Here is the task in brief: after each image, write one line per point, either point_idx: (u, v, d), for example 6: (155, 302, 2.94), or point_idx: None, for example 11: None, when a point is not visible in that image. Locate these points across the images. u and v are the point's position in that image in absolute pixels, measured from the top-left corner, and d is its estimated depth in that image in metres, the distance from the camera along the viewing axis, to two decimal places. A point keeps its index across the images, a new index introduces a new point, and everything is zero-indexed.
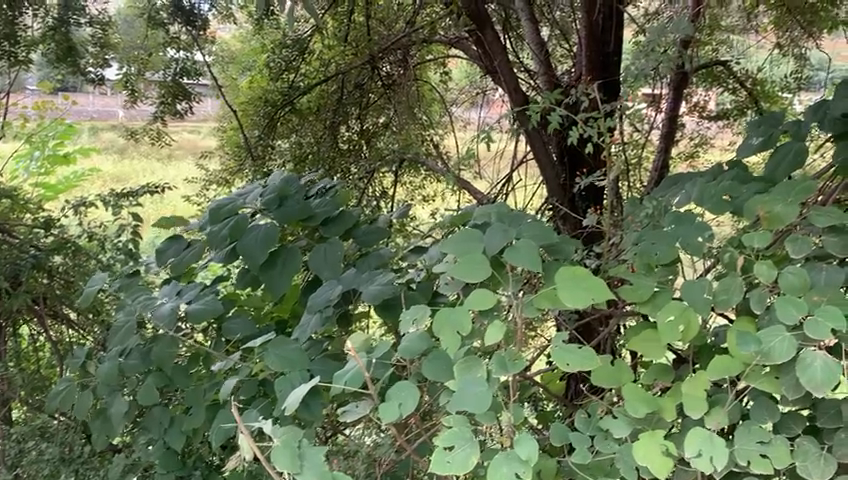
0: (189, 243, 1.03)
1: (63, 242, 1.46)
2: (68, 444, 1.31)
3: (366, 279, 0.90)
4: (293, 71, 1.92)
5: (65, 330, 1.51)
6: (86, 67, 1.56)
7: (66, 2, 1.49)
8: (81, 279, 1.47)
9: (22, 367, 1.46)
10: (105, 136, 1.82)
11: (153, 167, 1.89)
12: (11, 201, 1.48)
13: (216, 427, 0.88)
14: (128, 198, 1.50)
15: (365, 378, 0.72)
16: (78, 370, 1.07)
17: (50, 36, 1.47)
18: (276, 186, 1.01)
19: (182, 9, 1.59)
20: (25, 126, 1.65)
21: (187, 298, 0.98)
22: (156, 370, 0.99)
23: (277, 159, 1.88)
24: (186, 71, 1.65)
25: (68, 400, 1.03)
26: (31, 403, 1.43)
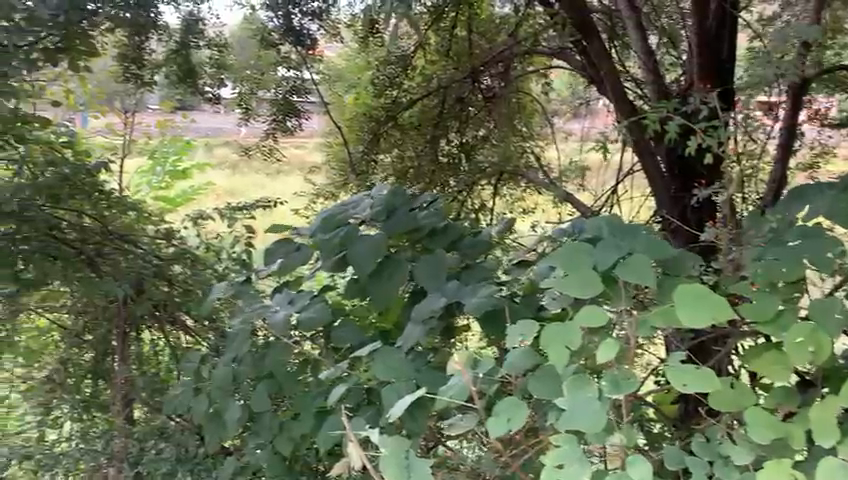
0: (299, 245, 1.06)
1: (183, 251, 1.55)
2: (183, 445, 1.41)
3: (468, 291, 0.90)
4: (396, 88, 1.93)
5: (181, 336, 1.58)
6: (203, 87, 1.63)
7: (188, 26, 1.50)
8: (199, 287, 1.53)
9: (143, 370, 1.54)
10: (219, 152, 1.88)
11: (264, 182, 1.90)
12: (136, 213, 1.55)
13: (324, 434, 0.90)
14: (240, 211, 1.61)
15: (471, 392, 0.72)
16: (194, 374, 1.11)
17: (172, 59, 1.53)
18: (383, 197, 1.04)
19: (292, 29, 1.55)
20: (149, 143, 1.84)
21: (298, 306, 1.01)
22: (266, 376, 1.02)
23: (380, 174, 1.94)
24: (296, 89, 1.72)
25: (184, 403, 1.08)
26: (151, 404, 1.51)
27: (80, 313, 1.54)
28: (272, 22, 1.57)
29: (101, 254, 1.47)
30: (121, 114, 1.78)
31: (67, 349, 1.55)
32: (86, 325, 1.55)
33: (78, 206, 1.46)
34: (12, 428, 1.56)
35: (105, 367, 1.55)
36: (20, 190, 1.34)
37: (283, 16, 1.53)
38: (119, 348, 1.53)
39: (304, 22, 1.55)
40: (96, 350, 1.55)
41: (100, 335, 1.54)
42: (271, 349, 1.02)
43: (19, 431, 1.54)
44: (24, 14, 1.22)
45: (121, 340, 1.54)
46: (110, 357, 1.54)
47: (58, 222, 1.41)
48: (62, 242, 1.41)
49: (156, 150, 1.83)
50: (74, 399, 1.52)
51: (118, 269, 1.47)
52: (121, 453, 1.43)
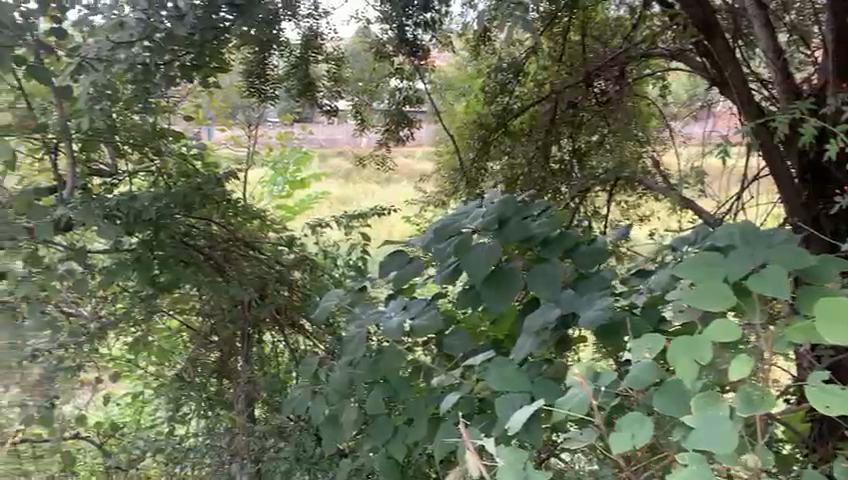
0: (411, 259, 1.08)
1: (303, 257, 1.64)
2: (301, 445, 1.47)
3: (585, 302, 0.89)
4: (508, 93, 1.91)
5: (300, 339, 1.65)
6: (320, 99, 1.70)
7: (307, 41, 1.62)
8: (317, 293, 1.61)
9: (264, 370, 1.62)
10: (332, 162, 1.95)
11: (373, 190, 1.96)
12: (260, 221, 1.62)
13: (439, 441, 0.90)
14: (358, 220, 1.70)
15: (592, 405, 0.68)
16: (311, 376, 1.15)
17: (292, 73, 1.63)
18: (496, 205, 1.02)
19: (406, 41, 1.63)
20: (270, 155, 1.87)
21: (410, 313, 1.02)
22: (381, 380, 1.04)
23: (489, 181, 1.94)
24: (408, 99, 1.78)
25: (302, 403, 1.11)
26: (271, 402, 1.60)
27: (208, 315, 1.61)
28: (386, 35, 1.65)
29: (228, 260, 1.55)
30: (245, 127, 1.82)
31: (196, 347, 1.63)
32: (214, 325, 1.61)
33: (208, 214, 1.52)
34: (145, 422, 1.67)
35: (230, 367, 1.63)
36: (159, 198, 1.35)
37: (396, 29, 1.62)
38: (242, 349, 1.62)
39: (416, 32, 1.63)
40: (221, 350, 1.63)
41: (226, 336, 1.62)
42: (386, 354, 1.03)
43: (152, 426, 1.64)
44: (164, 33, 1.29)
45: (245, 340, 1.62)
46: (235, 357, 1.63)
47: (189, 226, 1.48)
48: (194, 249, 1.48)
49: (276, 163, 1.86)
50: (199, 397, 1.61)
51: (243, 274, 1.55)
52: (245, 450, 1.51)
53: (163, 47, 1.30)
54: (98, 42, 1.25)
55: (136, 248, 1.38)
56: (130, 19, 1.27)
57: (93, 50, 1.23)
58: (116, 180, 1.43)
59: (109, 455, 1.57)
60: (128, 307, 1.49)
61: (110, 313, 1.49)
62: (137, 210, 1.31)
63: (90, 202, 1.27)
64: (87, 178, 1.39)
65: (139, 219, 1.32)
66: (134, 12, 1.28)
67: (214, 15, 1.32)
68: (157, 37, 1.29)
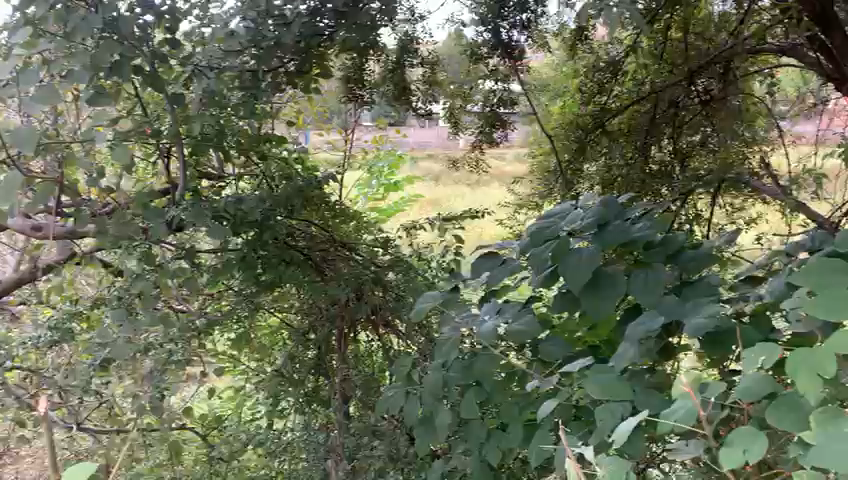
0: (505, 260, 1.06)
1: (398, 259, 1.62)
2: (394, 444, 1.49)
3: (690, 310, 0.85)
4: (607, 93, 1.88)
5: (394, 339, 1.67)
6: (416, 104, 1.74)
7: (403, 46, 1.65)
8: (411, 296, 1.58)
9: (359, 368, 1.67)
10: (423, 165, 1.99)
11: (464, 192, 1.98)
12: (356, 222, 1.66)
13: (535, 448, 0.89)
14: (451, 222, 1.71)
15: (701, 416, 0.65)
16: (405, 377, 1.15)
17: (389, 78, 1.66)
18: (596, 209, 0.99)
19: (501, 42, 1.65)
20: (366, 157, 1.91)
21: (506, 317, 1.01)
22: (476, 384, 1.03)
23: (585, 184, 1.89)
24: (503, 100, 1.76)
25: (396, 403, 1.12)
26: (365, 402, 1.61)
27: (306, 313, 1.65)
28: (481, 37, 1.65)
29: (326, 260, 1.60)
30: (342, 131, 1.87)
31: (295, 344, 1.67)
32: (314, 323, 1.65)
33: (309, 215, 1.58)
34: (246, 415, 1.73)
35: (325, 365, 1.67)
36: (264, 200, 1.41)
37: (492, 31, 1.63)
38: (338, 347, 1.66)
39: (512, 33, 1.65)
40: (317, 349, 1.66)
41: (322, 334, 1.64)
42: (481, 357, 1.03)
43: (252, 419, 1.71)
44: (271, 43, 1.33)
45: (340, 339, 1.67)
46: (331, 356, 1.66)
47: (293, 227, 1.54)
48: (293, 248, 1.53)
49: (372, 165, 1.89)
50: (297, 394, 1.64)
51: (340, 274, 1.58)
52: (340, 448, 1.56)
53: (270, 53, 1.33)
54: (209, 48, 1.31)
55: (242, 247, 1.42)
56: (240, 27, 1.33)
57: (206, 59, 1.30)
58: (223, 182, 1.51)
59: (212, 447, 1.64)
60: (232, 305, 1.54)
61: (215, 311, 1.54)
62: (243, 213, 1.36)
63: (201, 204, 1.32)
64: (197, 181, 1.46)
65: (244, 222, 1.37)
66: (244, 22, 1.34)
67: (317, 22, 1.42)
68: (265, 44, 1.32)
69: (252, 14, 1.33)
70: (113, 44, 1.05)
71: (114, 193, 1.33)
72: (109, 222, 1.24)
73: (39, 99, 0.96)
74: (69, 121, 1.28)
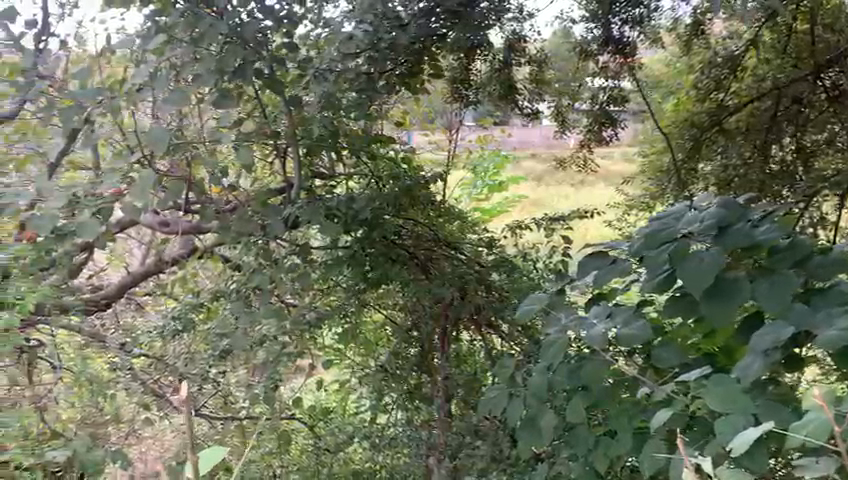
0: (614, 261, 1.03)
1: (503, 259, 1.62)
2: (497, 445, 1.49)
3: (822, 320, 0.79)
4: (723, 90, 1.82)
5: (497, 339, 1.67)
6: (522, 104, 1.74)
7: (510, 45, 1.64)
8: (516, 296, 1.58)
9: (461, 368, 1.67)
10: (525, 165, 1.93)
11: (568, 192, 1.94)
12: (460, 222, 1.68)
13: (648, 457, 0.86)
14: (557, 222, 1.71)
15: (836, 431, 0.60)
16: (508, 378, 1.13)
17: (495, 78, 1.67)
18: (715, 211, 0.95)
19: (612, 39, 1.63)
20: (470, 157, 1.84)
21: (617, 321, 0.97)
22: (582, 388, 1.01)
23: (700, 184, 1.84)
24: (614, 98, 1.75)
25: (499, 403, 1.10)
26: (468, 400, 1.63)
27: (410, 312, 1.67)
28: (592, 33, 1.65)
29: (430, 259, 1.61)
30: (446, 130, 1.82)
31: (397, 342, 1.70)
32: (416, 321, 1.67)
33: (414, 215, 1.59)
34: (350, 409, 1.76)
35: (429, 362, 1.69)
36: (372, 199, 1.42)
37: (602, 27, 1.62)
38: (440, 347, 1.67)
39: (623, 29, 1.62)
40: (421, 345, 1.68)
41: (425, 331, 1.66)
42: (589, 360, 0.99)
43: (356, 412, 1.74)
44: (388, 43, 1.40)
45: (444, 339, 1.66)
46: (434, 354, 1.68)
47: (399, 225, 1.57)
48: (400, 247, 1.55)
49: (476, 165, 1.82)
50: (401, 388, 1.68)
51: (444, 274, 1.58)
52: (443, 446, 1.58)
53: (385, 53, 1.40)
54: (328, 52, 1.37)
55: (352, 245, 1.48)
56: (359, 31, 1.37)
57: (325, 62, 1.36)
58: (335, 180, 1.54)
59: (318, 438, 1.70)
60: (341, 301, 1.59)
61: (323, 306, 1.58)
62: (354, 211, 1.39)
63: (314, 204, 1.36)
64: (310, 180, 1.50)
65: (355, 220, 1.40)
66: (362, 25, 1.38)
67: (430, 23, 1.46)
68: (382, 47, 1.38)
69: (370, 17, 1.37)
70: (237, 47, 1.11)
71: (235, 191, 1.40)
72: (231, 218, 1.31)
73: (173, 102, 1.02)
74: (192, 123, 1.37)
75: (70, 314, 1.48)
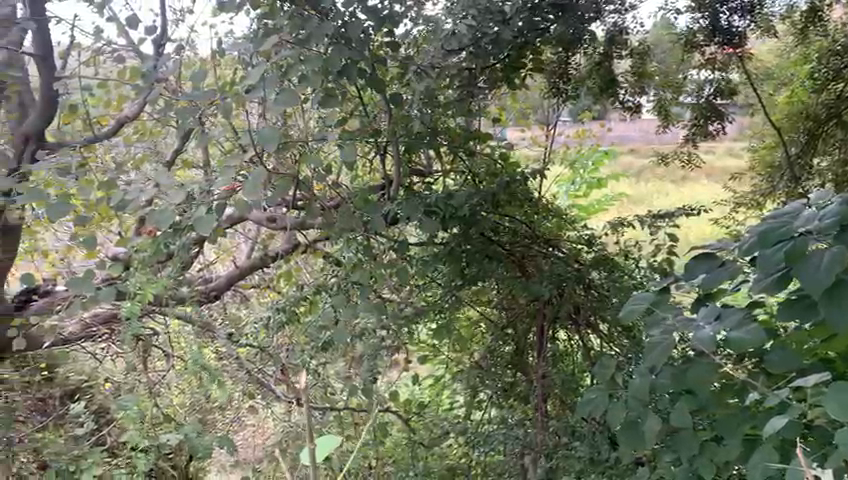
0: (723, 261, 0.99)
1: (604, 257, 1.60)
2: (596, 448, 1.45)
3: None
4: (843, 80, 1.72)
5: (595, 337, 1.64)
6: (624, 97, 1.68)
7: (611, 38, 1.59)
8: (616, 295, 1.56)
9: (559, 367, 1.63)
10: (624, 160, 1.85)
11: (666, 190, 1.88)
12: (558, 219, 1.64)
13: (760, 466, 0.82)
14: (662, 219, 1.65)
15: None
16: (608, 380, 1.09)
17: (595, 71, 1.62)
18: (836, 208, 0.89)
19: (719, 28, 1.58)
20: (568, 153, 1.77)
21: (726, 324, 0.93)
22: (687, 391, 0.96)
23: (815, 179, 1.84)
24: (720, 91, 1.70)
25: (599, 406, 1.05)
26: (565, 400, 1.60)
27: (505, 309, 1.67)
28: (698, 23, 1.60)
29: (528, 256, 1.59)
30: (543, 126, 1.79)
31: (493, 339, 1.70)
32: (512, 318, 1.67)
33: (511, 212, 1.58)
34: (445, 405, 1.77)
35: (525, 360, 1.68)
36: (471, 196, 1.42)
37: (709, 17, 1.58)
38: (537, 343, 1.66)
39: (731, 19, 1.58)
40: (515, 343, 1.69)
41: (521, 330, 1.67)
42: (695, 363, 0.95)
43: (450, 408, 1.75)
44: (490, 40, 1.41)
45: (540, 337, 1.64)
46: (528, 352, 1.68)
47: (498, 221, 1.55)
48: (498, 244, 1.54)
49: (575, 161, 1.75)
50: (495, 386, 1.67)
51: (543, 272, 1.56)
52: (540, 446, 1.55)
53: (488, 49, 1.42)
54: (431, 50, 1.43)
55: (449, 241, 1.49)
56: (463, 27, 1.38)
57: (428, 59, 1.40)
58: (433, 178, 1.57)
59: (414, 431, 1.72)
60: (438, 297, 1.59)
61: (421, 302, 1.60)
62: (453, 207, 1.39)
63: (414, 199, 1.37)
64: (409, 177, 1.52)
65: (453, 216, 1.40)
66: (467, 19, 1.38)
67: (535, 17, 1.45)
68: (484, 42, 1.40)
69: (475, 12, 1.37)
70: (342, 48, 1.13)
71: (338, 189, 1.43)
72: (336, 215, 1.34)
73: (282, 102, 1.05)
74: (297, 122, 1.42)
75: (184, 305, 1.57)
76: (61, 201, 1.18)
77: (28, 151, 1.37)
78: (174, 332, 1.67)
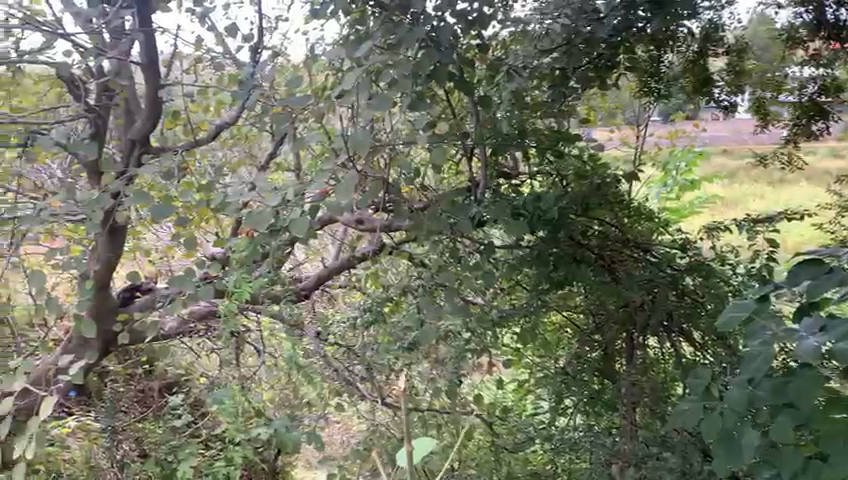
0: (831, 269, 0.94)
1: (700, 262, 1.53)
2: (687, 458, 1.41)
3: None
4: None
5: (688, 346, 1.58)
6: (718, 95, 1.64)
7: (707, 34, 1.54)
8: (713, 302, 1.49)
9: (649, 375, 1.57)
10: (715, 161, 1.78)
11: (764, 191, 1.76)
12: (652, 223, 1.58)
13: None
14: (761, 224, 1.58)
15: None
16: (704, 392, 1.05)
17: (689, 70, 1.58)
18: None
19: (826, 23, 1.51)
20: (660, 154, 1.76)
21: (833, 334, 0.88)
22: (789, 405, 0.92)
23: None
24: (825, 88, 1.60)
25: (692, 416, 1.02)
26: (655, 410, 1.56)
27: (593, 314, 1.62)
28: (801, 18, 1.55)
29: (617, 261, 1.56)
30: (634, 126, 1.76)
31: (579, 345, 1.66)
32: (600, 325, 1.61)
33: (601, 214, 1.53)
34: (528, 411, 1.78)
35: (613, 367, 1.62)
36: (561, 198, 1.40)
37: (814, 10, 1.52)
38: (626, 350, 1.62)
39: (839, 11, 1.50)
40: (603, 349, 1.63)
41: (609, 337, 1.60)
42: (796, 376, 0.90)
43: (534, 414, 1.75)
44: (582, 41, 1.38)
45: (629, 345, 1.60)
46: (616, 359, 1.63)
47: (588, 224, 1.53)
48: (586, 247, 1.50)
49: (668, 162, 1.72)
50: (581, 393, 1.64)
51: (633, 277, 1.52)
52: (627, 455, 1.49)
53: (580, 51, 1.38)
54: (524, 49, 1.41)
55: (536, 245, 1.47)
56: (558, 26, 1.37)
57: (519, 59, 1.40)
58: (519, 180, 1.55)
59: (497, 436, 1.69)
60: (525, 303, 1.59)
61: (506, 305, 1.60)
62: (541, 210, 1.37)
63: (501, 202, 1.36)
64: (495, 180, 1.52)
65: (541, 219, 1.38)
66: (560, 19, 1.38)
67: (631, 13, 1.40)
68: (578, 42, 1.36)
69: (568, 12, 1.37)
70: (432, 52, 1.12)
71: (427, 191, 1.45)
72: (425, 217, 1.34)
73: (377, 105, 1.07)
74: (385, 125, 1.44)
75: (277, 304, 1.62)
76: (163, 203, 1.24)
77: (134, 155, 1.43)
78: (265, 329, 1.71)
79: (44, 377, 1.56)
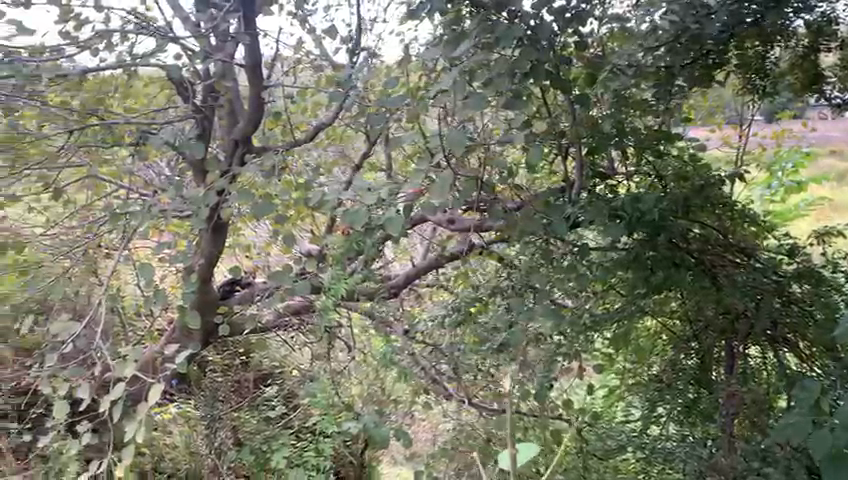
0: None
1: (809, 268, 1.46)
2: (792, 474, 1.31)
3: None
4: None
5: (794, 358, 1.50)
6: (829, 92, 1.54)
7: (819, 29, 1.44)
8: (822, 312, 1.43)
9: (749, 386, 1.50)
10: (821, 164, 1.74)
11: None
12: (757, 227, 1.52)
13: None
14: None
15: None
16: (815, 407, 0.99)
17: (798, 66, 1.48)
18: None
19: None
20: (764, 155, 1.70)
21: None
22: None
23: None
24: None
25: (800, 432, 0.96)
26: (757, 422, 1.47)
27: (692, 320, 1.57)
28: None
29: (718, 265, 1.49)
30: (736, 126, 1.69)
31: (675, 351, 1.63)
32: (697, 332, 1.57)
33: (705, 217, 1.49)
34: (619, 418, 1.72)
35: (710, 376, 1.58)
36: (661, 200, 1.35)
37: None
38: (727, 360, 1.57)
39: None
40: (700, 357, 1.59)
41: (706, 343, 1.57)
42: None
43: (625, 421, 1.70)
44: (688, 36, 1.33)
45: (729, 353, 1.56)
46: (714, 368, 1.58)
47: (687, 228, 1.47)
48: (684, 250, 1.45)
49: (774, 163, 1.69)
50: (675, 402, 1.58)
51: (736, 283, 1.44)
52: (728, 468, 1.41)
53: (687, 47, 1.35)
54: (624, 48, 1.37)
55: (634, 247, 1.43)
56: (664, 23, 1.34)
57: (624, 58, 1.36)
58: (616, 180, 1.49)
59: (589, 442, 1.63)
60: (622, 306, 1.54)
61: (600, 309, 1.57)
62: (640, 211, 1.33)
63: (599, 202, 1.33)
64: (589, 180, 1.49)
65: (641, 221, 1.34)
66: (668, 15, 1.34)
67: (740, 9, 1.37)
68: (684, 38, 1.33)
69: (676, 7, 1.33)
70: (530, 50, 1.11)
71: (521, 191, 1.44)
72: (518, 217, 1.34)
73: (474, 105, 1.07)
74: (478, 125, 1.43)
75: (368, 301, 1.65)
76: (266, 201, 1.28)
77: (237, 154, 1.49)
78: (356, 325, 1.74)
79: (153, 365, 1.65)
